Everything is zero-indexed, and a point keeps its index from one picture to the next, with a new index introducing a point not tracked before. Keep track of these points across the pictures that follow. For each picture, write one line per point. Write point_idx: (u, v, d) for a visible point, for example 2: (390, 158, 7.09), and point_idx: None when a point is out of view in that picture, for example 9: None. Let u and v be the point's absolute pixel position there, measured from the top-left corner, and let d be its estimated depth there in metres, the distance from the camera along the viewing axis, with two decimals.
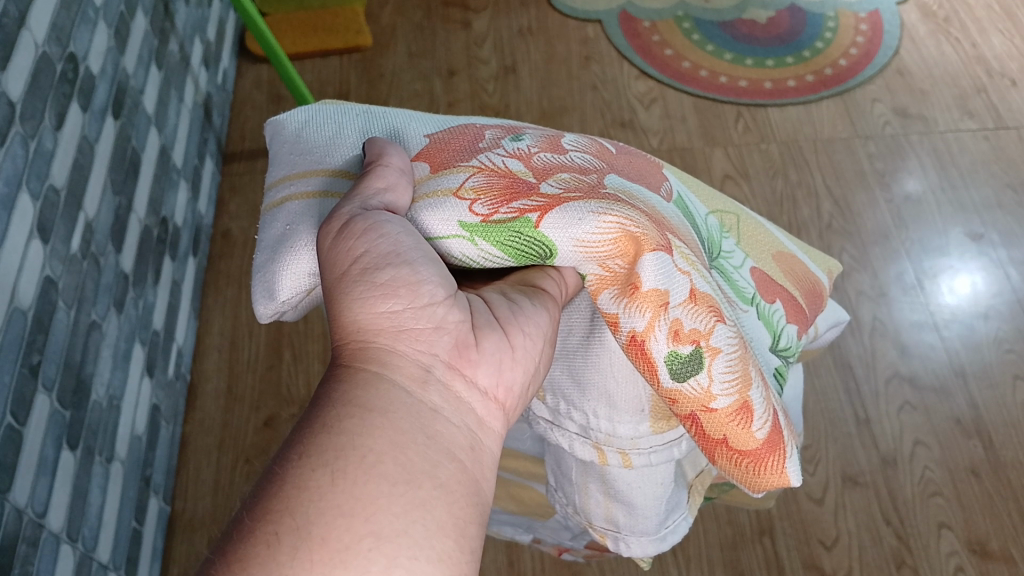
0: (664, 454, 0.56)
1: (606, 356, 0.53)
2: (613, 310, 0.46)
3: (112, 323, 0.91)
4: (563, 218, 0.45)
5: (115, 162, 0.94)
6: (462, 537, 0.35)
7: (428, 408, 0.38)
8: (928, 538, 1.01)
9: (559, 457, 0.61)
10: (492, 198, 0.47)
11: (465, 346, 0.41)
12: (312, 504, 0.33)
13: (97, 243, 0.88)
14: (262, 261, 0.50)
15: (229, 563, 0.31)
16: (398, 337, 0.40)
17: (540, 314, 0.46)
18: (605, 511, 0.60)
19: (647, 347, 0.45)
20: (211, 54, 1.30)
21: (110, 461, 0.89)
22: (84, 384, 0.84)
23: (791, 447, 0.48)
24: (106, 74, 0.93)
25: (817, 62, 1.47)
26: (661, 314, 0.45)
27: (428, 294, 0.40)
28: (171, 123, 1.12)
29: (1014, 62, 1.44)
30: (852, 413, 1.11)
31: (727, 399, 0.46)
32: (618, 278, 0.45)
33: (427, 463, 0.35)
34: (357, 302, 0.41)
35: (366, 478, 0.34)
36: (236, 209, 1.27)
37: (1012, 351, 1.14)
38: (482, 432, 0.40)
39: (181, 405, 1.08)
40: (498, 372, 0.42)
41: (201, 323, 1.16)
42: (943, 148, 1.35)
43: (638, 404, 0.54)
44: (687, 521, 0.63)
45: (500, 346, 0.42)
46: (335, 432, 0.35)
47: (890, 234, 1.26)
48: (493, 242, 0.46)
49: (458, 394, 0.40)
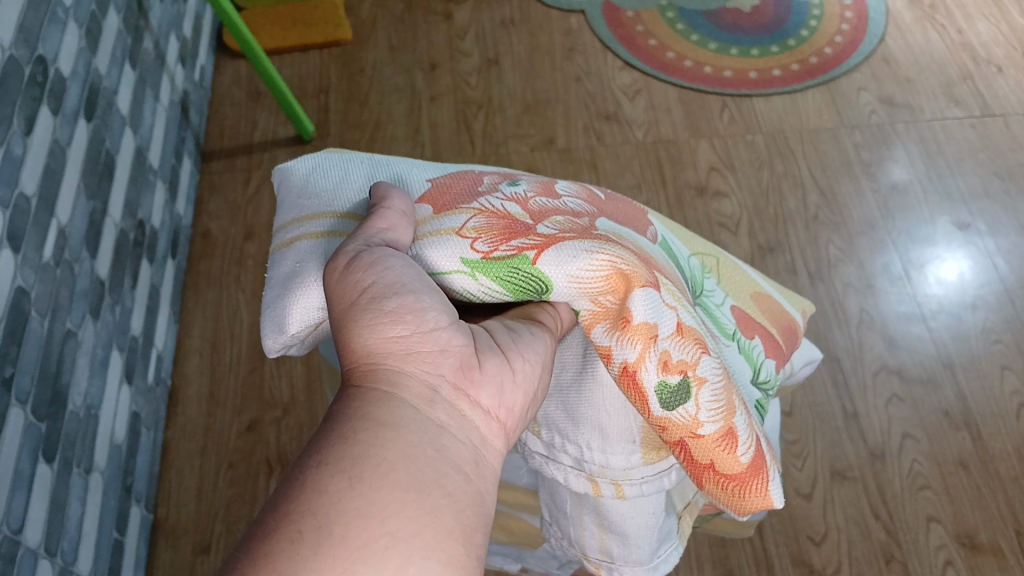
0: (655, 484, 0.55)
1: (599, 390, 0.53)
2: (605, 343, 0.44)
3: (89, 329, 0.90)
4: (558, 255, 0.44)
5: (89, 165, 0.92)
6: (470, 543, 0.34)
7: (435, 425, 0.37)
8: (917, 532, 1.01)
9: (553, 491, 0.60)
10: (492, 236, 0.46)
11: (468, 368, 0.40)
12: (332, 505, 0.32)
13: (71, 249, 0.87)
14: (271, 296, 0.49)
15: (254, 557, 0.31)
16: (407, 358, 0.39)
17: (538, 341, 0.45)
18: (599, 543, 0.59)
19: (638, 378, 0.44)
20: (188, 51, 1.28)
21: (89, 471, 0.88)
22: (61, 394, 0.82)
23: (773, 469, 0.47)
24: (78, 74, 0.91)
25: (802, 51, 1.46)
26: (651, 345, 0.44)
27: (433, 320, 0.40)
28: (148, 123, 1.09)
29: (1000, 48, 1.43)
30: (840, 408, 1.10)
31: (712, 425, 0.45)
32: (609, 312, 0.44)
33: (437, 473, 0.35)
34: (365, 328, 0.40)
35: (382, 483, 0.33)
36: (215, 209, 1.25)
37: (1000, 341, 1.14)
38: (485, 449, 0.39)
39: (163, 411, 1.07)
40: (499, 394, 0.41)
41: (182, 326, 1.15)
42: (929, 136, 1.34)
43: (630, 434, 0.53)
44: (676, 551, 0.61)
45: (501, 369, 0.42)
46: (350, 442, 0.35)
47: (876, 225, 1.25)
48: (494, 278, 0.45)
49: (463, 413, 0.39)
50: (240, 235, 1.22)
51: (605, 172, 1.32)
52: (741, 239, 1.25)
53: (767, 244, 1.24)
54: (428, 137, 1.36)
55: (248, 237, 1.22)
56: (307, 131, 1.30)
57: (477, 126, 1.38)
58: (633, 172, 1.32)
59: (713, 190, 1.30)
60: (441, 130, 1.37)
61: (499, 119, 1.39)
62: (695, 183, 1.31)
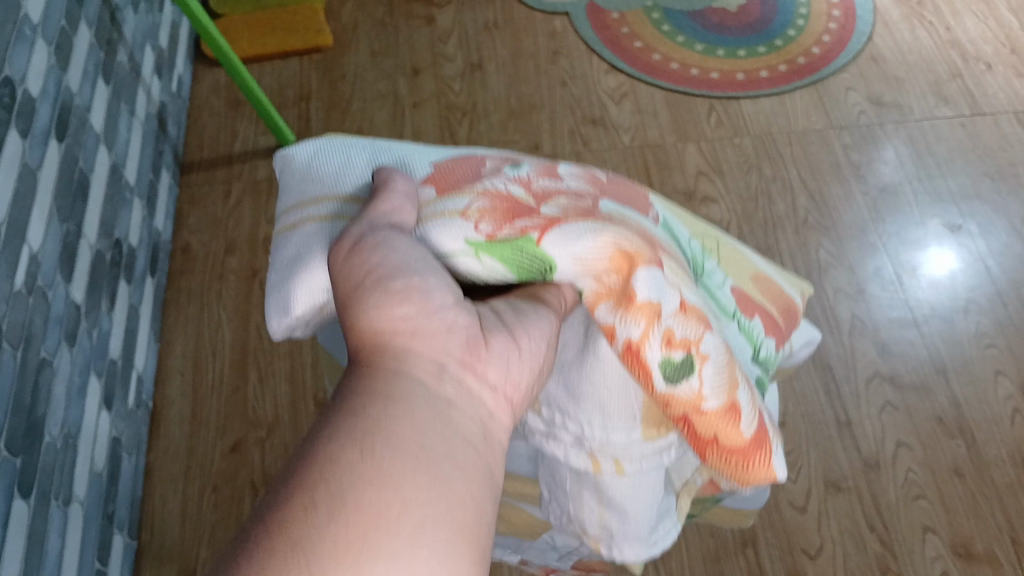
0: (654, 460, 0.53)
1: (599, 367, 0.50)
2: (608, 321, 0.44)
3: (65, 356, 0.87)
4: (563, 236, 0.44)
5: (61, 187, 0.89)
6: (480, 512, 0.33)
7: (443, 400, 0.36)
8: (912, 543, 1.00)
9: (550, 467, 0.57)
10: (496, 217, 0.46)
11: (475, 345, 0.39)
12: (345, 476, 0.31)
13: (44, 275, 0.84)
14: (274, 280, 0.49)
15: (267, 527, 0.30)
16: (415, 337, 0.37)
17: (543, 319, 0.43)
18: (598, 520, 0.56)
19: (641, 355, 0.43)
20: (164, 62, 1.25)
21: (68, 502, 0.85)
22: (36, 426, 0.80)
23: (775, 442, 0.46)
24: (48, 94, 0.88)
25: (789, 51, 1.44)
26: (655, 323, 0.43)
27: (438, 301, 0.39)
28: (123, 139, 1.07)
29: (989, 45, 1.42)
30: (833, 417, 1.09)
31: (716, 400, 0.44)
32: (612, 291, 0.44)
33: (448, 446, 0.34)
34: (371, 307, 0.39)
35: (395, 456, 0.32)
36: (195, 222, 1.22)
37: (992, 345, 1.12)
38: (494, 426, 0.38)
39: (145, 433, 1.05)
40: (506, 370, 0.40)
41: (163, 345, 1.12)
42: (918, 136, 1.33)
43: (630, 412, 0.51)
44: (676, 528, 0.60)
45: (507, 346, 0.40)
46: (360, 415, 0.34)
47: (866, 228, 1.24)
48: (498, 258, 0.46)
49: (472, 389, 0.38)
50: (221, 250, 1.19)
51: None
52: None
53: (757, 250, 1.23)
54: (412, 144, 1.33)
55: (229, 251, 1.19)
56: (288, 141, 1.27)
57: (461, 133, 1.35)
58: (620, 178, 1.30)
59: (702, 195, 1.28)
60: (425, 137, 1.35)
61: (483, 126, 1.36)
62: (683, 188, 1.29)
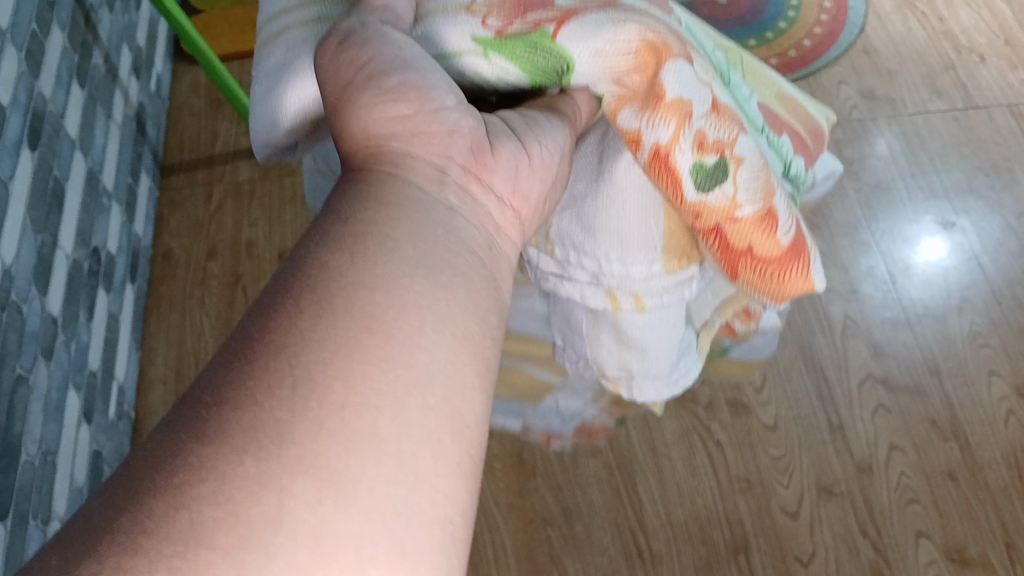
0: (674, 294, 0.62)
1: (618, 199, 0.56)
2: (636, 125, 0.48)
3: (41, 373, 0.85)
4: (581, 29, 0.46)
5: (35, 198, 0.87)
6: (453, 414, 0.34)
7: (445, 207, 0.41)
8: (905, 548, 0.99)
9: (570, 314, 0.68)
10: (506, 11, 0.48)
11: (478, 150, 0.44)
12: (298, 390, 0.31)
13: (18, 291, 0.82)
14: (262, 89, 0.52)
15: (205, 444, 0.30)
16: (413, 139, 0.43)
17: (557, 129, 0.49)
18: (617, 359, 0.69)
19: (673, 159, 0.48)
20: (142, 62, 1.22)
21: (48, 521, 0.84)
22: (11, 447, 0.78)
23: (812, 254, 0.53)
24: (19, 102, 0.86)
25: (780, 43, 1.42)
26: (685, 124, 0.47)
27: (434, 107, 0.43)
28: (99, 144, 1.04)
29: (982, 36, 1.40)
30: (826, 420, 1.07)
31: (749, 207, 0.49)
32: (637, 94, 0.48)
33: (406, 347, 0.34)
34: (368, 107, 0.43)
35: (350, 372, 0.32)
36: (176, 226, 1.20)
37: (986, 345, 1.11)
38: (498, 234, 0.44)
39: (127, 445, 1.03)
40: (512, 180, 0.46)
41: (145, 353, 1.10)
42: (911, 131, 1.31)
43: (651, 244, 0.58)
44: (696, 365, 0.77)
45: (514, 154, 0.46)
46: (316, 317, 0.34)
47: (859, 226, 1.22)
48: (507, 57, 0.49)
49: (474, 195, 0.44)
50: (204, 254, 1.17)
51: None
52: None
53: None
54: None
55: (211, 256, 1.17)
56: None
57: None
58: None
59: None
60: None
61: None
62: None
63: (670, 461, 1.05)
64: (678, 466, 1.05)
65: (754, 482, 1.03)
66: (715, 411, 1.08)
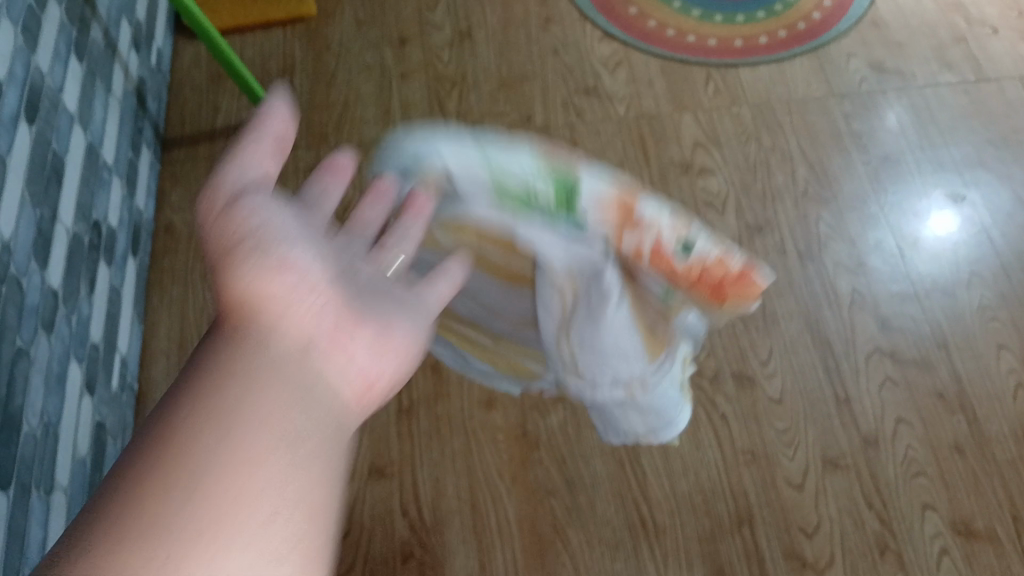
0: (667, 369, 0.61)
1: (620, 319, 0.50)
2: (636, 245, 0.46)
3: (43, 344, 0.85)
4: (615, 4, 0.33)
5: (34, 170, 0.86)
6: (320, 522, 0.36)
7: (313, 374, 0.41)
8: (912, 521, 0.98)
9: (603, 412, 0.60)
10: None
11: (350, 320, 0.45)
12: (176, 491, 0.34)
13: (17, 263, 0.81)
14: None
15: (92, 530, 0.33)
16: (288, 302, 0.43)
17: (448, 279, 0.50)
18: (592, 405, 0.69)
19: (664, 257, 0.46)
20: (142, 36, 1.21)
21: (50, 492, 0.84)
22: (12, 417, 0.78)
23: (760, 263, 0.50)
24: (16, 75, 0.85)
25: (788, 16, 1.40)
26: (657, 233, 0.46)
27: (302, 270, 0.45)
28: (99, 118, 1.03)
29: (993, 8, 1.38)
30: (831, 393, 1.06)
31: (730, 260, 0.46)
32: (638, 239, 0.46)
33: (293, 441, 0.37)
34: (250, 270, 0.44)
35: (242, 464, 0.35)
36: (178, 200, 1.19)
37: (995, 319, 1.10)
38: (349, 414, 0.42)
39: (130, 417, 1.03)
40: (374, 360, 0.45)
41: (147, 326, 1.10)
42: (920, 103, 1.29)
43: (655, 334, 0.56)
44: None
45: (380, 326, 0.46)
46: (205, 410, 0.36)
47: (867, 199, 1.21)
48: None
49: (339, 364, 0.43)
50: None
51: (586, 151, 1.25)
52: (728, 218, 1.19)
53: (755, 223, 1.19)
54: (400, 116, 1.27)
55: None
56: None
57: (451, 104, 1.29)
58: (615, 149, 1.25)
59: (699, 167, 1.24)
60: (415, 109, 1.29)
61: (474, 96, 1.30)
62: (679, 160, 1.24)
63: (674, 433, 1.05)
64: (682, 439, 1.04)
65: (758, 454, 1.03)
66: (720, 384, 1.08)
